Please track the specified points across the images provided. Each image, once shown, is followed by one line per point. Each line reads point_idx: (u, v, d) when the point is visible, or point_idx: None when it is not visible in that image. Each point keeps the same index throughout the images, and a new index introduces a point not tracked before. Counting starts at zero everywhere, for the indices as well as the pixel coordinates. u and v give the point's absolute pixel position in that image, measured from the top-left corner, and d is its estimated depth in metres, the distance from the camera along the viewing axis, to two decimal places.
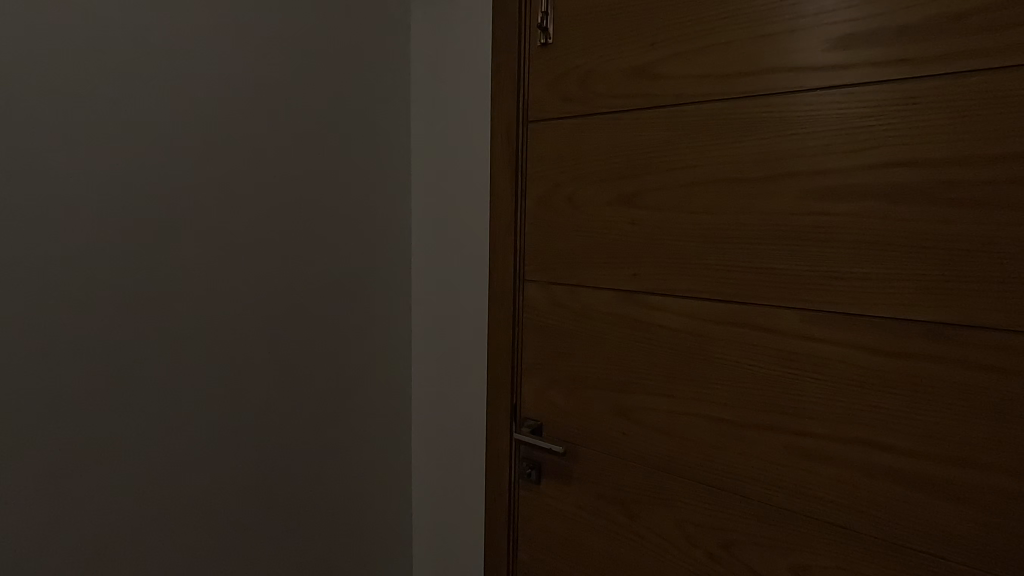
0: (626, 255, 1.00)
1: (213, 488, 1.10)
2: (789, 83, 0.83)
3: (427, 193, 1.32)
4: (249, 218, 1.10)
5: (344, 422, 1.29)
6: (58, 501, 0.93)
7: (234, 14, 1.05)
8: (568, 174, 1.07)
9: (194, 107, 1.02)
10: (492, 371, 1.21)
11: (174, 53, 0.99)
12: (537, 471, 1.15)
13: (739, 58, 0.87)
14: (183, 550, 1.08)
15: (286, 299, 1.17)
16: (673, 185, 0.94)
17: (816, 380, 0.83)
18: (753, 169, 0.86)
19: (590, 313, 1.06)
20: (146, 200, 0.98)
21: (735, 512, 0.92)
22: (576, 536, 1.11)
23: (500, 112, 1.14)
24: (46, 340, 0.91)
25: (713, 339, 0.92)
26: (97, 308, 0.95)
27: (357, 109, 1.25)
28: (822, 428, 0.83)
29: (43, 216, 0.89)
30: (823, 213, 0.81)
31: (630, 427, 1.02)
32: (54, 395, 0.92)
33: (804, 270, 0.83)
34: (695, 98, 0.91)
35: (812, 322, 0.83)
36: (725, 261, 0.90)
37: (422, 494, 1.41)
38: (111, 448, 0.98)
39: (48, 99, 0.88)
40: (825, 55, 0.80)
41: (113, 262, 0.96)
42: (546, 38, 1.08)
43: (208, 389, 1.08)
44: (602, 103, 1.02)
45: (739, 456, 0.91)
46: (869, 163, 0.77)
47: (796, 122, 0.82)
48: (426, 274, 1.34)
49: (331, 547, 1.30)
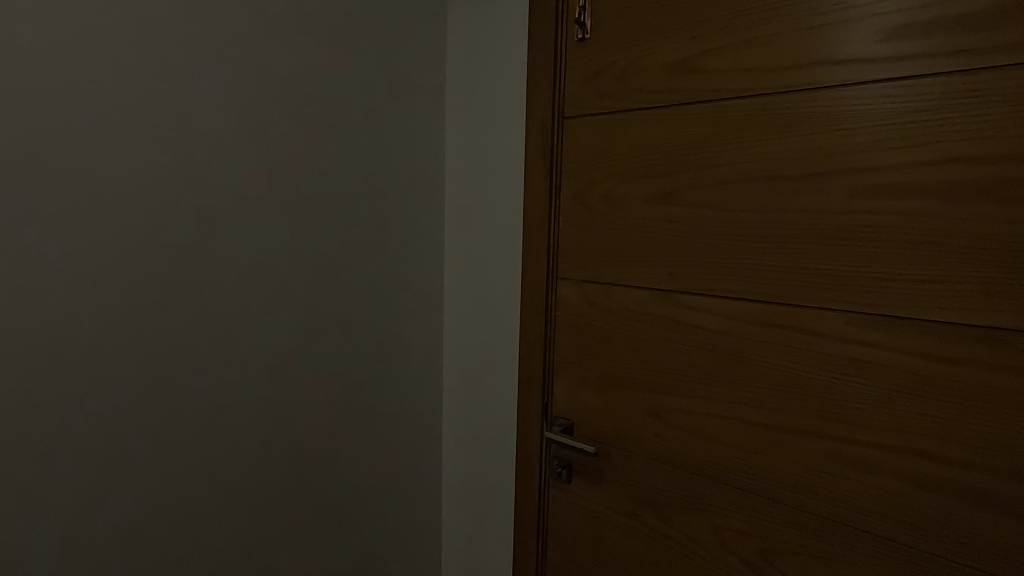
0: (661, 254, 0.98)
1: (250, 480, 1.10)
2: (839, 76, 0.79)
3: (461, 189, 1.32)
4: (288, 215, 1.11)
5: (378, 416, 1.29)
6: (71, 508, 0.91)
7: (278, 20, 1.06)
8: (604, 171, 1.05)
9: (238, 112, 1.03)
10: (524, 368, 1.20)
11: (222, 59, 1.00)
12: (567, 470, 1.14)
13: (786, 51, 0.84)
14: (219, 542, 1.08)
15: (323, 295, 1.17)
16: (713, 182, 0.92)
17: (862, 385, 0.80)
18: (798, 168, 0.83)
19: (624, 312, 1.04)
20: (192, 198, 0.99)
21: (773, 519, 0.89)
22: (608, 538, 1.10)
23: (535, 109, 1.13)
24: (97, 336, 0.91)
25: (753, 341, 0.89)
26: (143, 306, 0.95)
27: (394, 109, 1.25)
28: (870, 435, 0.80)
29: (92, 216, 0.89)
30: (872, 211, 0.78)
31: (665, 430, 1.00)
32: (61, 400, 0.89)
33: (850, 272, 0.80)
34: (737, 93, 0.89)
35: (857, 325, 0.80)
36: (766, 263, 0.87)
37: (451, 489, 1.42)
38: (152, 441, 0.98)
39: (101, 101, 0.89)
40: (878, 47, 0.76)
41: (159, 260, 0.96)
42: (583, 33, 1.06)
43: (249, 384, 1.09)
44: (639, 100, 1.00)
45: (778, 461, 0.88)
46: (924, 159, 0.74)
47: (847, 115, 0.79)
48: (458, 271, 1.34)
49: (364, 540, 1.30)
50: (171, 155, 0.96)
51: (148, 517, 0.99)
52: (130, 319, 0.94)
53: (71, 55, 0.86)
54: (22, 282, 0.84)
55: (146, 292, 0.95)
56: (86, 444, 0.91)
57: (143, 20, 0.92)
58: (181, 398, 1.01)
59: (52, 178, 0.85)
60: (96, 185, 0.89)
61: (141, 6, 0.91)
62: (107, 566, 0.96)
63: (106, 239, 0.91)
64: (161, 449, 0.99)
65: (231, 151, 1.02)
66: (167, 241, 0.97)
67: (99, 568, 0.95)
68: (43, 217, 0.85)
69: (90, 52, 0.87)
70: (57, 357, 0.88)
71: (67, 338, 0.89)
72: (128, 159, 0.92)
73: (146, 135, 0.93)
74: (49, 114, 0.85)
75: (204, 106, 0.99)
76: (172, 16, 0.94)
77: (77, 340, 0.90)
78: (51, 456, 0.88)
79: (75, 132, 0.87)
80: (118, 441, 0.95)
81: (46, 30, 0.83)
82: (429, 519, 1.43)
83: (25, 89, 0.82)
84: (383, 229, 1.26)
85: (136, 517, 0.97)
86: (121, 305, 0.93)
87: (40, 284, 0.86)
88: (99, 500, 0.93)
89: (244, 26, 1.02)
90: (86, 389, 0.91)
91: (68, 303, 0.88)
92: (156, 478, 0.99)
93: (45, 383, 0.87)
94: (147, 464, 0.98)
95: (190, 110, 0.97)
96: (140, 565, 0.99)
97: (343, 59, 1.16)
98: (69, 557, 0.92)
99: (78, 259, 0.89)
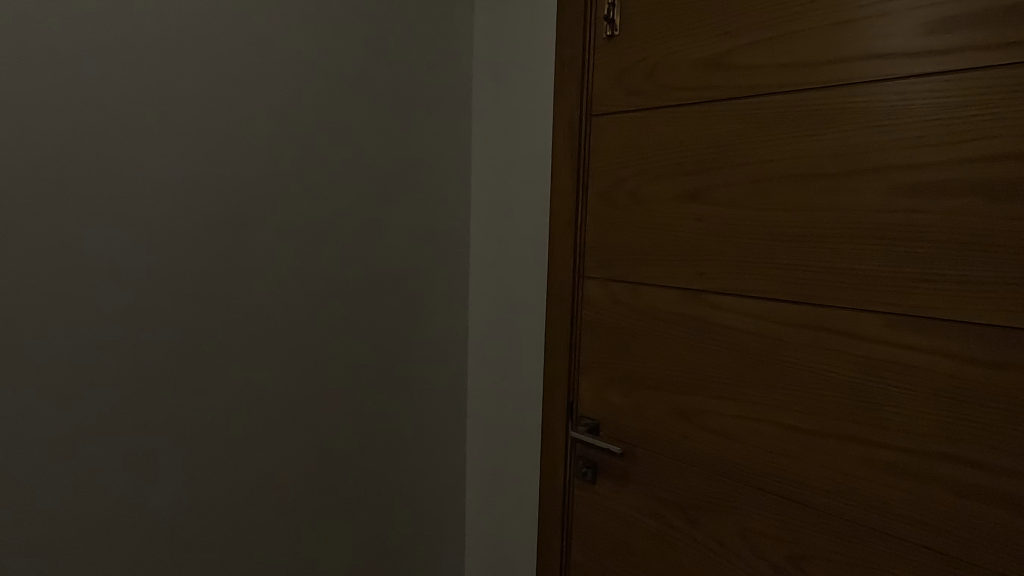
0: (691, 253, 0.97)
1: (278, 472, 1.13)
2: (878, 71, 0.77)
3: (487, 187, 1.32)
4: (318, 212, 1.12)
5: (404, 412, 1.31)
6: (104, 497, 0.94)
7: (309, 21, 1.08)
8: (632, 169, 1.04)
9: (270, 111, 1.05)
10: (548, 367, 1.19)
11: (254, 60, 1.02)
12: (592, 470, 1.14)
13: (823, 46, 0.82)
14: (247, 532, 1.10)
15: (351, 291, 1.19)
16: (745, 180, 0.90)
17: (900, 389, 0.78)
18: (835, 166, 0.81)
19: (652, 312, 1.03)
20: (224, 195, 1.01)
21: (805, 524, 0.87)
22: (633, 539, 1.09)
23: (562, 106, 1.13)
24: (133, 328, 0.94)
25: (785, 343, 0.87)
26: (177, 300, 0.98)
27: (421, 107, 1.26)
28: (907, 440, 0.78)
29: (129, 213, 0.92)
30: (912, 210, 0.76)
31: (692, 431, 0.99)
32: (99, 389, 0.92)
33: (888, 273, 0.78)
34: (771, 90, 0.87)
35: (895, 327, 0.78)
36: (800, 263, 0.85)
37: (475, 486, 1.42)
38: (185, 432, 1.01)
39: (139, 101, 0.92)
40: (920, 41, 0.74)
41: (193, 256, 0.99)
42: (612, 29, 1.05)
43: (278, 379, 1.11)
44: (669, 97, 0.99)
45: (810, 465, 0.86)
46: (969, 156, 0.71)
47: (887, 111, 0.77)
48: (483, 269, 1.35)
49: (388, 534, 1.32)
50: (201, 155, 0.98)
51: (179, 507, 1.02)
52: (163, 313, 0.97)
53: (107, 57, 0.88)
54: (62, 276, 0.88)
55: (178, 288, 0.98)
56: (120, 435, 0.95)
57: (179, 23, 0.94)
58: (213, 390, 1.03)
59: (85, 176, 0.88)
60: (133, 183, 0.92)
61: (176, 9, 0.94)
62: (140, 552, 0.99)
63: (137, 237, 0.94)
64: (191, 441, 1.02)
65: (258, 150, 1.04)
66: (198, 238, 0.99)
67: (131, 556, 0.98)
68: (80, 214, 0.88)
69: (127, 54, 0.90)
70: (96, 348, 0.92)
71: (106, 330, 0.92)
72: (164, 158, 0.95)
73: (176, 134, 0.95)
74: (90, 114, 0.88)
75: (237, 105, 1.01)
76: (206, 18, 0.97)
77: (114, 333, 0.93)
78: (89, 443, 0.92)
79: (113, 131, 0.90)
80: (153, 431, 0.98)
81: (86, 35, 0.87)
82: (452, 516, 1.43)
83: (65, 91, 0.86)
84: (411, 227, 1.27)
85: (167, 509, 1.00)
86: (157, 300, 0.96)
87: (81, 277, 0.89)
88: (133, 488, 0.97)
89: (276, 27, 1.04)
90: (122, 379, 0.94)
91: (101, 298, 0.91)
92: (186, 471, 1.02)
93: (85, 373, 0.91)
94: (180, 453, 1.01)
95: (219, 110, 0.99)
96: (171, 554, 1.02)
97: (371, 58, 1.17)
98: (105, 540, 0.95)
99: (111, 256, 0.91)
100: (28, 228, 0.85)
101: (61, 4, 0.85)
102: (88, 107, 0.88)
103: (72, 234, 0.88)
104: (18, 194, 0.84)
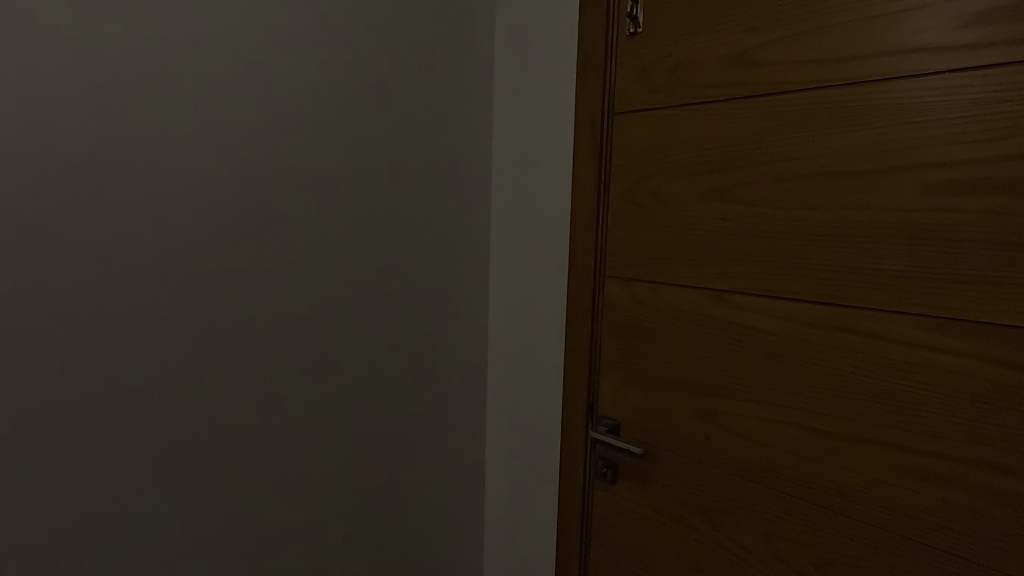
0: (714, 253, 0.96)
1: (300, 467, 1.14)
2: (910, 67, 0.75)
3: (507, 186, 1.32)
4: (341, 210, 1.14)
5: (424, 410, 1.31)
6: (133, 489, 0.97)
7: (333, 21, 1.10)
8: (655, 167, 1.03)
9: (295, 111, 1.07)
10: (568, 367, 1.19)
11: (280, 61, 1.04)
12: (612, 470, 1.13)
13: (852, 41, 0.80)
14: (272, 526, 1.12)
15: (373, 289, 1.20)
16: (770, 178, 0.88)
17: (931, 393, 0.76)
18: (865, 164, 0.79)
19: (674, 312, 1.02)
20: (253, 194, 1.03)
21: (831, 530, 0.86)
22: (653, 541, 1.08)
23: (584, 105, 1.12)
24: (162, 325, 0.97)
25: (810, 344, 0.86)
26: (204, 297, 1.00)
27: (443, 107, 1.26)
28: (939, 446, 0.76)
29: (160, 212, 0.95)
30: (945, 209, 0.74)
31: (715, 433, 0.98)
32: (131, 384, 0.95)
33: (920, 274, 0.76)
34: (797, 87, 0.85)
35: (928, 329, 0.75)
36: (827, 263, 0.83)
37: (494, 485, 1.43)
38: (211, 426, 1.03)
39: (169, 103, 0.94)
40: (955, 35, 0.72)
41: (219, 253, 1.01)
42: (634, 27, 1.04)
43: (301, 375, 1.12)
44: (692, 94, 0.97)
45: (836, 470, 0.85)
46: (1006, 153, 0.69)
47: (919, 108, 0.75)
48: (503, 269, 1.35)
49: (409, 530, 1.33)
50: (228, 156, 1.00)
51: (206, 499, 1.04)
52: (191, 309, 0.99)
53: (138, 61, 0.91)
54: (96, 273, 0.90)
55: (204, 285, 1.00)
56: (151, 428, 0.97)
57: (209, 27, 0.97)
58: (238, 386, 1.05)
59: (117, 177, 0.91)
60: (163, 183, 0.95)
61: (205, 13, 0.96)
62: (169, 544, 1.01)
63: (165, 236, 0.96)
64: (217, 435, 1.04)
65: (283, 150, 1.06)
66: (224, 236, 1.01)
67: (160, 546, 1.00)
68: (115, 212, 0.91)
69: (158, 57, 0.92)
70: (126, 344, 0.94)
71: (138, 327, 0.95)
72: (192, 158, 0.97)
73: (202, 136, 0.97)
74: (123, 116, 0.90)
75: (263, 106, 1.03)
76: (234, 21, 0.99)
77: (145, 329, 0.95)
78: (119, 436, 0.95)
79: (145, 133, 0.92)
80: (181, 426, 1.00)
81: (119, 40, 0.89)
82: (472, 513, 1.44)
83: (100, 94, 0.88)
84: (433, 225, 1.27)
85: (192, 503, 1.03)
86: (185, 297, 0.99)
87: (114, 274, 0.92)
88: (160, 481, 0.99)
89: (302, 29, 1.06)
90: (152, 374, 0.97)
91: (131, 297, 0.94)
92: (213, 464, 1.04)
93: (117, 368, 0.94)
94: (208, 447, 1.03)
95: (246, 111, 1.02)
96: (199, 545, 1.04)
97: (395, 60, 1.18)
98: (135, 531, 0.98)
99: (140, 255, 0.94)
100: (64, 227, 0.88)
101: (95, 10, 0.87)
102: (120, 108, 0.90)
103: (103, 234, 0.91)
104: (55, 194, 0.86)
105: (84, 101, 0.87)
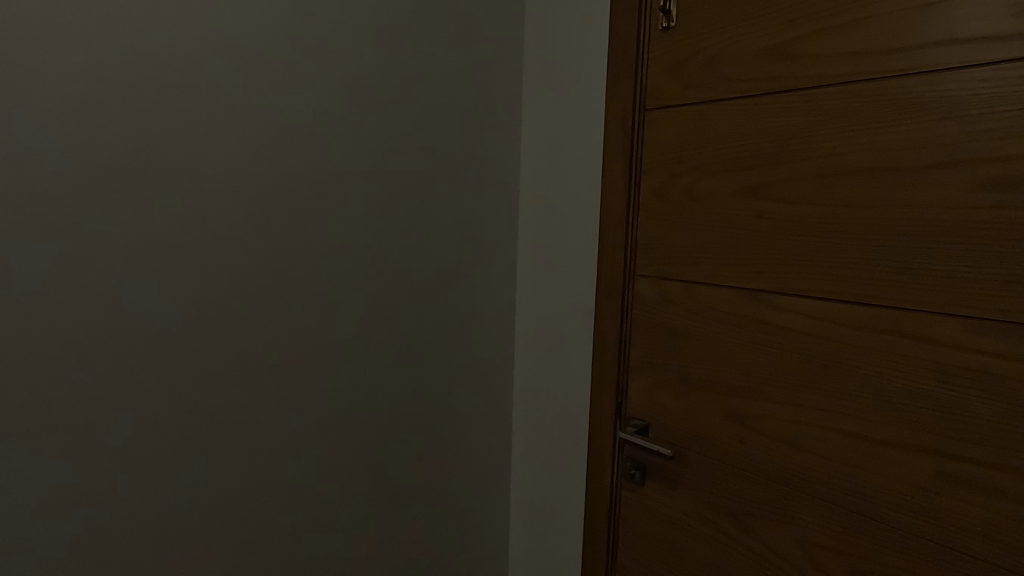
0: (750, 252, 0.93)
1: (329, 462, 1.16)
2: (963, 57, 0.72)
3: (536, 183, 1.31)
4: (370, 208, 1.15)
5: (451, 407, 1.32)
6: (170, 480, 0.99)
7: (364, 21, 1.10)
8: (688, 164, 1.01)
9: (327, 111, 1.08)
10: (597, 366, 1.18)
11: (312, 62, 1.06)
12: (640, 472, 1.11)
13: (899, 31, 0.77)
14: (301, 519, 1.13)
15: (401, 286, 1.21)
16: (810, 174, 0.86)
17: (981, 398, 0.72)
18: (912, 159, 0.76)
19: (707, 312, 1.00)
20: (285, 193, 1.05)
21: (872, 539, 0.83)
22: (684, 545, 1.06)
23: (615, 101, 1.11)
24: (198, 320, 0.99)
25: (852, 347, 0.83)
26: (238, 295, 1.02)
27: (472, 104, 1.26)
28: (990, 454, 0.72)
29: (197, 210, 0.97)
30: (1000, 206, 0.70)
31: (749, 436, 0.95)
32: (168, 377, 0.97)
33: (972, 274, 0.72)
34: (840, 80, 0.82)
35: (979, 332, 0.72)
36: (871, 262, 0.80)
37: (520, 483, 1.42)
38: (244, 420, 1.05)
39: (207, 103, 0.96)
40: (1011, 23, 0.68)
41: (254, 250, 1.03)
42: (668, 21, 1.02)
43: (331, 371, 1.14)
44: (728, 89, 0.95)
45: (878, 477, 0.81)
46: None
47: (971, 100, 0.72)
48: (531, 266, 1.34)
49: (435, 527, 1.33)
50: (262, 155, 1.02)
51: (238, 491, 1.06)
52: (226, 305, 1.01)
53: (177, 62, 0.93)
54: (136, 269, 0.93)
55: (238, 282, 1.02)
56: (187, 421, 0.99)
57: (244, 29, 0.98)
58: (270, 381, 1.07)
59: (158, 175, 0.93)
60: (201, 181, 0.97)
61: (241, 15, 0.98)
62: (203, 533, 1.03)
63: (202, 233, 0.98)
64: (250, 429, 1.06)
65: (314, 149, 1.07)
66: (258, 234, 1.03)
67: (194, 536, 1.02)
68: (154, 210, 0.93)
69: (196, 59, 0.95)
70: (164, 338, 0.96)
71: (175, 321, 0.97)
72: (228, 157, 0.99)
73: (234, 138, 0.99)
74: (163, 116, 0.93)
75: (295, 106, 1.05)
76: (268, 23, 1.01)
77: (181, 324, 0.98)
78: (157, 428, 0.97)
79: (184, 132, 0.95)
80: (215, 418, 1.02)
81: (159, 42, 0.91)
82: (498, 511, 1.44)
83: (141, 95, 0.91)
84: (461, 223, 1.28)
85: (225, 497, 1.05)
86: (220, 293, 1.01)
87: (153, 270, 0.94)
88: (196, 473, 1.01)
89: (333, 29, 1.07)
90: (188, 368, 0.99)
91: (169, 292, 0.96)
92: (245, 457, 1.06)
93: (155, 362, 0.96)
94: (240, 440, 1.05)
95: (279, 111, 1.03)
96: (232, 536, 1.06)
97: (424, 58, 1.18)
98: (171, 520, 1.00)
99: (176, 253, 0.96)
100: (107, 223, 0.90)
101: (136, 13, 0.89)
102: (161, 109, 0.93)
103: (142, 232, 0.93)
104: (98, 191, 0.89)
105: (126, 102, 0.90)
